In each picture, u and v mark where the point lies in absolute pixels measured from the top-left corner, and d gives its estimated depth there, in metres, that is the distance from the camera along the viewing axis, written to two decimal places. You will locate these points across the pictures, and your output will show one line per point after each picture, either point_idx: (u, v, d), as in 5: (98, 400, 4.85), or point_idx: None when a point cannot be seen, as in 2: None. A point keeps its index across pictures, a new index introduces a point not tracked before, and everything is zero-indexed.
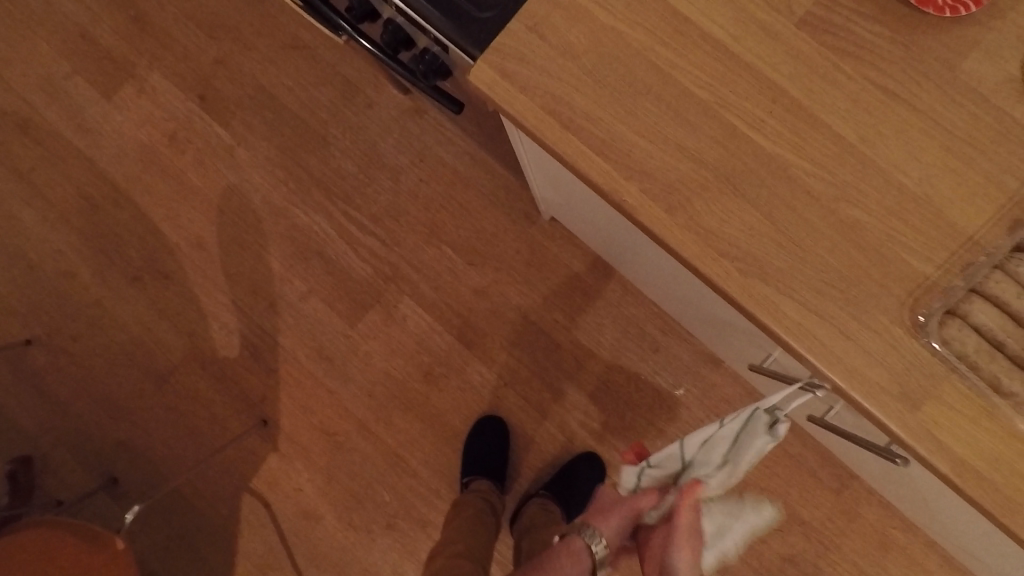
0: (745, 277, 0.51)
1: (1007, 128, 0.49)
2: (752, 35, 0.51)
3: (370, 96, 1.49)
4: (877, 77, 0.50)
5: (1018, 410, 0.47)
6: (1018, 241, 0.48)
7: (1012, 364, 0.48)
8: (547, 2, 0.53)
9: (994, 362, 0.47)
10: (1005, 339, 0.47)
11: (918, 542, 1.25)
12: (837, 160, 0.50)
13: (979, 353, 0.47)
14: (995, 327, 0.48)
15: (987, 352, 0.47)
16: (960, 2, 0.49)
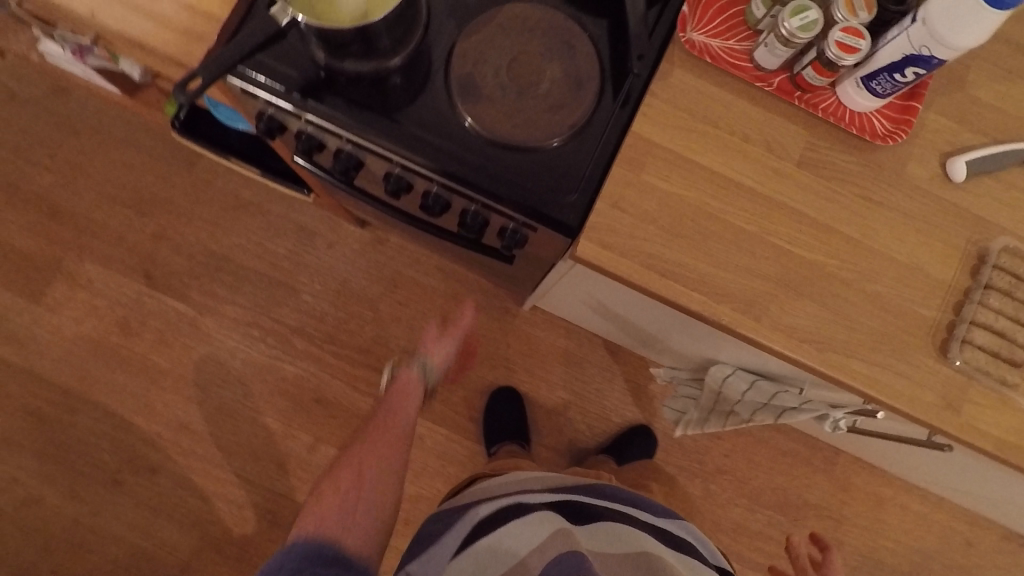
0: (822, 352, 0.68)
1: (948, 206, 0.70)
2: (770, 177, 0.70)
3: (329, 236, 1.53)
4: (857, 189, 0.70)
5: (1019, 394, 0.67)
6: (985, 281, 0.68)
7: (1009, 365, 0.67)
8: (620, 183, 0.68)
9: (998, 366, 0.67)
10: (999, 348, 0.67)
11: (899, 490, 1.51)
12: (854, 254, 0.69)
13: (988, 364, 0.66)
14: (991, 343, 0.67)
15: (992, 360, 0.67)
16: (893, 133, 0.71)
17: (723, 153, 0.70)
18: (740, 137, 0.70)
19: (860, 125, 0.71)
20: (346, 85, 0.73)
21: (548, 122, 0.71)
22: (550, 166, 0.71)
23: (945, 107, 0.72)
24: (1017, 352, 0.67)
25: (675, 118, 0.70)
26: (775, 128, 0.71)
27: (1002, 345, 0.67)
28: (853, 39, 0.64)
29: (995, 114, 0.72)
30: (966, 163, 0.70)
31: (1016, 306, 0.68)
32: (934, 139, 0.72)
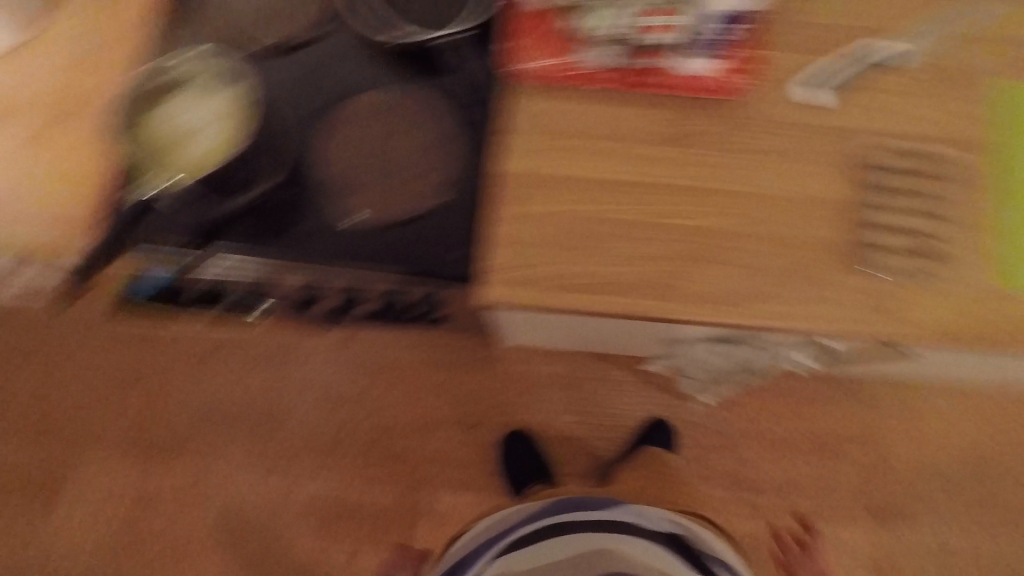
0: (739, 307, 0.69)
1: (809, 128, 0.72)
2: (635, 164, 0.72)
3: (299, 351, 1.54)
4: (721, 144, 0.72)
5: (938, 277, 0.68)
6: (868, 185, 0.70)
7: (920, 253, 0.69)
8: (497, 224, 0.70)
9: (907, 259, 0.69)
10: (903, 242, 0.69)
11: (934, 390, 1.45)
12: (742, 205, 0.70)
13: (894, 259, 0.69)
14: (894, 241, 0.69)
15: (900, 256, 0.69)
16: (737, 83, 0.72)
17: (584, 158, 0.71)
18: (594, 139, 0.72)
19: (705, 86, 0.72)
20: (233, 222, 0.77)
21: (428, 184, 0.79)
22: (432, 227, 0.77)
23: (775, 36, 0.74)
24: (921, 239, 0.69)
25: (533, 143, 0.71)
26: (629, 117, 0.72)
27: (904, 237, 0.69)
28: None
29: (828, 30, 0.74)
30: (799, 87, 0.72)
31: (905, 195, 0.70)
32: (776, 70, 0.73)
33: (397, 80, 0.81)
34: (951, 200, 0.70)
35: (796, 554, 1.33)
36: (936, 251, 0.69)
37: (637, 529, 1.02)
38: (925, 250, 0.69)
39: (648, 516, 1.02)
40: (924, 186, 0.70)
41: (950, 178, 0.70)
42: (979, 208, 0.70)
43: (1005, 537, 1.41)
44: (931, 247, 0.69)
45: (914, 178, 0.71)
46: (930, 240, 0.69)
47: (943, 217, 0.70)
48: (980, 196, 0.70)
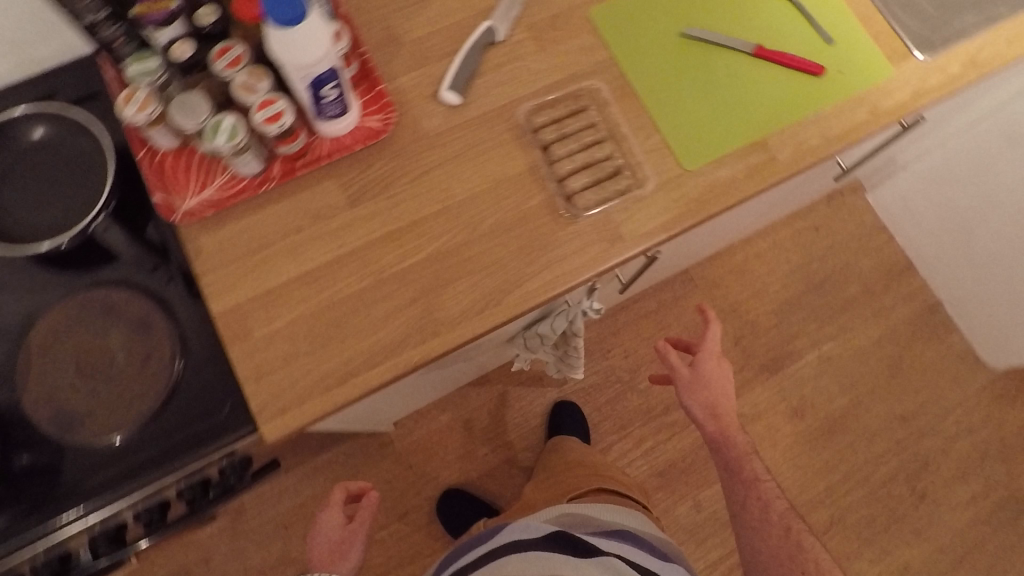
0: (501, 302, 0.71)
1: (472, 123, 0.76)
2: (344, 236, 0.72)
3: (193, 559, 1.39)
4: (407, 177, 0.74)
5: (638, 185, 0.74)
6: (541, 144, 0.74)
7: (613, 176, 0.74)
8: (246, 359, 0.68)
9: (607, 186, 0.73)
10: (595, 176, 0.73)
11: (746, 247, 1.62)
12: (452, 216, 0.73)
13: (596, 195, 0.72)
14: (587, 177, 0.73)
15: (600, 186, 0.73)
16: (386, 117, 0.75)
17: (295, 256, 0.71)
18: (295, 232, 0.72)
19: (361, 136, 0.74)
20: None
21: (155, 380, 0.68)
22: (185, 400, 0.68)
23: (402, 64, 0.78)
24: (607, 164, 0.74)
25: (237, 268, 0.71)
26: (311, 198, 0.73)
27: (595, 173, 0.73)
28: (272, 107, 0.66)
29: (441, 35, 0.79)
30: (450, 89, 0.76)
31: (576, 138, 0.74)
32: (418, 91, 0.77)
33: (73, 280, 0.71)
34: (612, 122, 0.76)
35: (690, 379, 0.94)
36: (624, 168, 0.74)
37: (523, 542, 0.90)
38: (614, 174, 0.74)
39: (529, 528, 0.92)
40: (585, 121, 0.75)
41: (599, 105, 0.77)
42: (634, 113, 0.77)
43: (864, 323, 1.58)
44: (618, 166, 0.74)
45: (574, 119, 0.75)
46: (615, 164, 0.74)
47: (615, 139, 0.75)
48: (629, 103, 0.78)
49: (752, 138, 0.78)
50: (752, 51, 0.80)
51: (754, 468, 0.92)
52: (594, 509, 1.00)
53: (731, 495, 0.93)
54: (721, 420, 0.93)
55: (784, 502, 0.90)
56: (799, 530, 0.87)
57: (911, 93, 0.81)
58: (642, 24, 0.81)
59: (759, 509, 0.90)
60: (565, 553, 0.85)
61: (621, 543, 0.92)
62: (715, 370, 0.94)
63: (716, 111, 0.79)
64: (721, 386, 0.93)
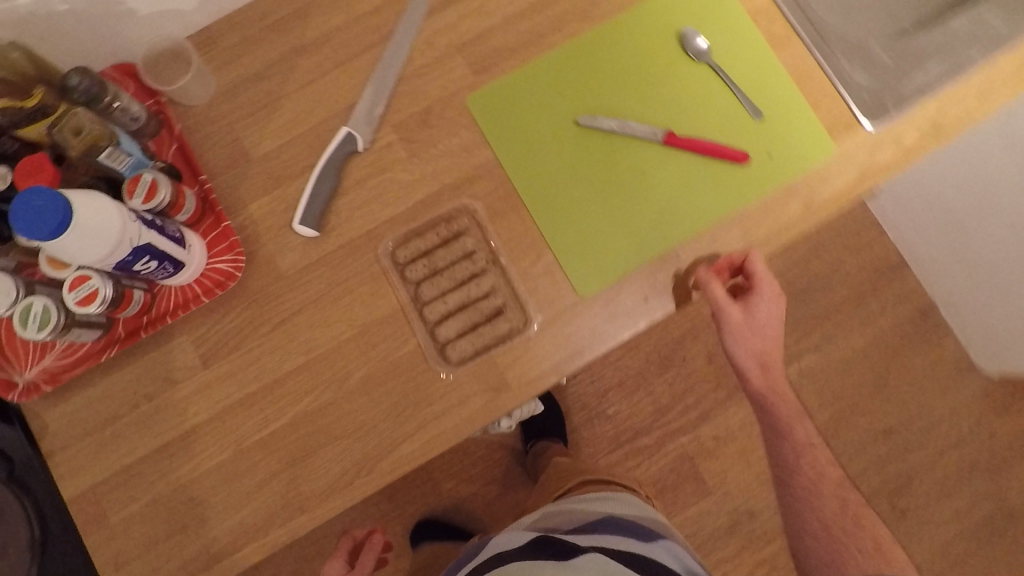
0: (374, 469, 0.64)
1: (333, 258, 0.67)
2: (198, 403, 0.66)
3: None
4: (264, 328, 0.66)
5: (524, 324, 0.65)
6: (411, 282, 0.67)
7: (493, 317, 0.66)
8: (107, 548, 0.64)
9: (485, 331, 0.66)
10: (471, 319, 0.67)
11: None
12: (317, 373, 0.65)
13: (473, 340, 0.66)
14: (461, 324, 0.66)
15: (477, 333, 0.66)
16: (234, 260, 0.66)
17: (149, 429, 0.65)
18: (146, 402, 0.66)
19: (207, 284, 0.66)
20: None
21: None
22: None
23: (251, 190, 0.68)
24: (485, 304, 0.67)
25: (87, 449, 0.65)
26: (160, 361, 0.66)
27: (472, 315, 0.67)
28: (84, 285, 0.58)
29: (291, 149, 0.68)
30: (302, 224, 0.66)
31: (448, 273, 0.67)
32: (270, 222, 0.67)
33: None
34: (492, 247, 0.67)
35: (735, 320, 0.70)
36: (507, 306, 0.66)
37: (502, 554, 0.82)
38: (494, 313, 0.67)
39: (509, 537, 0.85)
40: (458, 251, 0.67)
41: (477, 227, 0.68)
42: (518, 233, 0.67)
43: (849, 331, 1.47)
44: (499, 304, 0.66)
45: (445, 249, 0.67)
46: (494, 301, 0.66)
47: (494, 269, 0.67)
48: (515, 219, 0.67)
49: (663, 250, 0.67)
50: (662, 139, 0.67)
51: (807, 431, 0.75)
52: (585, 502, 0.90)
53: (776, 453, 0.77)
54: (765, 368, 0.73)
55: (838, 466, 0.75)
56: (857, 503, 0.73)
57: (856, 174, 0.68)
58: (527, 115, 0.69)
59: (811, 477, 0.74)
60: (542, 560, 0.75)
61: (607, 533, 0.80)
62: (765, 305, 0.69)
63: (619, 218, 0.67)
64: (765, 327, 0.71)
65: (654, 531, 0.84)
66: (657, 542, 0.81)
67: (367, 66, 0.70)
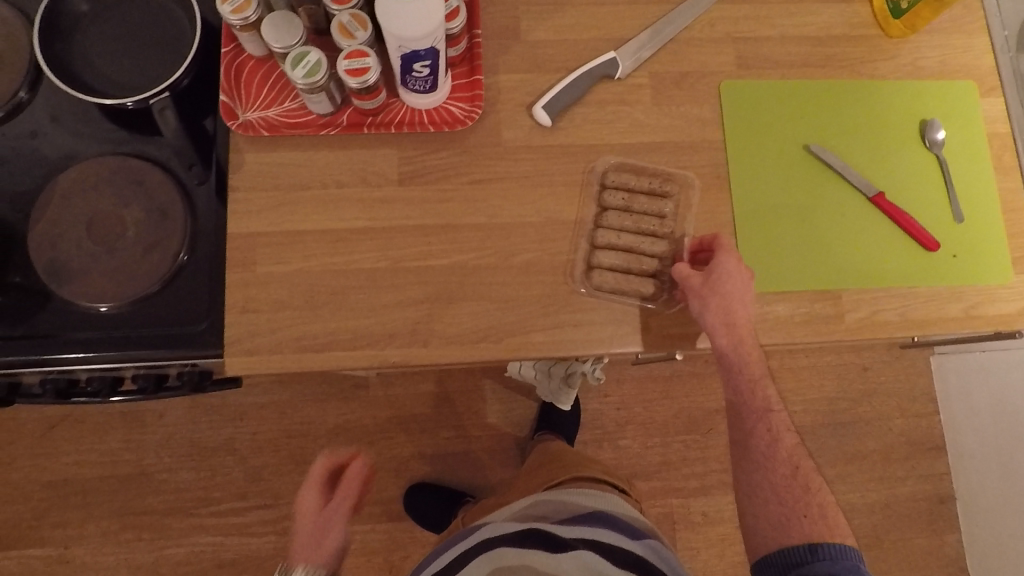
0: (501, 340, 0.67)
1: (551, 152, 0.72)
2: (379, 209, 0.69)
3: (155, 407, 1.45)
4: (466, 177, 0.70)
5: (662, 298, 0.70)
6: (600, 206, 0.71)
7: (644, 276, 0.70)
8: (240, 288, 0.67)
9: (631, 282, 0.69)
10: (628, 265, 0.70)
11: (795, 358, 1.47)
12: (490, 237, 0.69)
13: (617, 281, 0.69)
14: (618, 262, 0.69)
15: (624, 278, 0.69)
16: (471, 110, 0.71)
17: (328, 208, 0.69)
18: (335, 186, 0.70)
19: (439, 119, 0.70)
20: None
21: (153, 264, 0.68)
22: (169, 299, 0.68)
23: (511, 62, 0.73)
24: (646, 262, 0.70)
25: (267, 200, 0.69)
26: (365, 161, 0.70)
27: (632, 263, 0.70)
28: (360, 61, 0.63)
29: (560, 49, 0.74)
30: (543, 108, 0.71)
31: (637, 219, 0.71)
32: (515, 97, 0.72)
33: (118, 143, 0.71)
34: (679, 224, 0.71)
35: (698, 285, 0.66)
36: (660, 275, 0.70)
37: (490, 541, 0.78)
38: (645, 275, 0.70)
39: (499, 525, 0.81)
40: (657, 208, 0.71)
41: (681, 202, 0.72)
42: (714, 211, 0.72)
43: (867, 485, 1.44)
44: (655, 270, 0.70)
45: (647, 199, 0.71)
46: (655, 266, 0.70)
47: (672, 243, 0.71)
48: (716, 200, 0.72)
49: (828, 288, 0.71)
50: (871, 196, 0.72)
51: (766, 396, 0.69)
52: (577, 496, 0.87)
53: (734, 418, 0.71)
54: (734, 334, 0.65)
55: (794, 434, 0.69)
56: (807, 471, 0.68)
57: (1020, 310, 0.72)
58: (767, 120, 0.74)
59: (765, 440, 0.69)
60: (529, 548, 0.72)
61: (599, 527, 0.77)
62: (723, 248, 0.66)
63: (803, 243, 0.72)
64: (741, 291, 0.65)
65: (644, 530, 0.80)
66: (646, 541, 0.77)
67: (650, 16, 0.76)
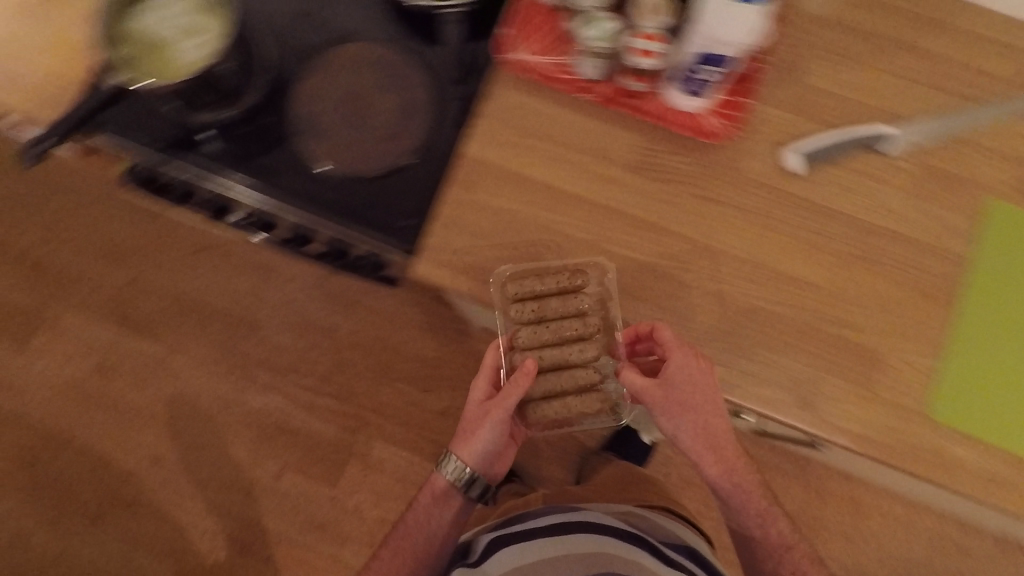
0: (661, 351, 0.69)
1: (785, 200, 0.70)
2: (602, 186, 0.71)
3: (287, 271, 1.58)
4: (694, 190, 0.70)
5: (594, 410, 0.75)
6: (526, 335, 0.74)
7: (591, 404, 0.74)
8: (453, 205, 0.70)
9: (568, 402, 0.74)
10: (571, 395, 0.74)
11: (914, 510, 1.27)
12: (697, 255, 0.69)
13: (560, 409, 0.74)
14: (548, 385, 0.73)
15: (564, 406, 0.74)
16: (725, 129, 0.70)
17: (558, 167, 0.71)
18: (571, 148, 0.71)
19: (691, 125, 0.70)
20: (219, 140, 0.75)
21: (385, 153, 0.73)
22: (386, 189, 0.74)
23: (786, 99, 0.71)
24: (579, 371, 0.74)
25: (509, 138, 0.72)
26: (609, 138, 0.71)
27: (566, 385, 0.74)
28: (652, 42, 0.64)
29: (835, 104, 0.71)
30: (796, 154, 0.69)
31: (554, 329, 0.75)
32: (774, 133, 0.71)
33: (397, 34, 0.76)
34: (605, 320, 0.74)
35: (658, 398, 0.69)
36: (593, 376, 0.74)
37: (604, 528, 0.81)
38: (585, 389, 0.75)
39: (608, 517, 0.84)
40: (572, 305, 0.73)
41: (600, 288, 0.71)
42: (926, 324, 0.68)
43: None
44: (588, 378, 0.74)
45: (559, 300, 0.74)
46: (589, 381, 0.74)
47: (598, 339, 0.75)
48: (933, 314, 0.68)
49: (1012, 453, 0.65)
50: None
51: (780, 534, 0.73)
52: (661, 519, 0.92)
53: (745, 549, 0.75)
54: (721, 458, 0.70)
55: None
56: None
57: None
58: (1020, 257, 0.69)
59: None
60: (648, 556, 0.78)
61: (693, 563, 0.84)
62: (666, 345, 0.66)
63: (1008, 397, 0.67)
64: (704, 394, 0.66)
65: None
66: None
67: (943, 105, 0.71)
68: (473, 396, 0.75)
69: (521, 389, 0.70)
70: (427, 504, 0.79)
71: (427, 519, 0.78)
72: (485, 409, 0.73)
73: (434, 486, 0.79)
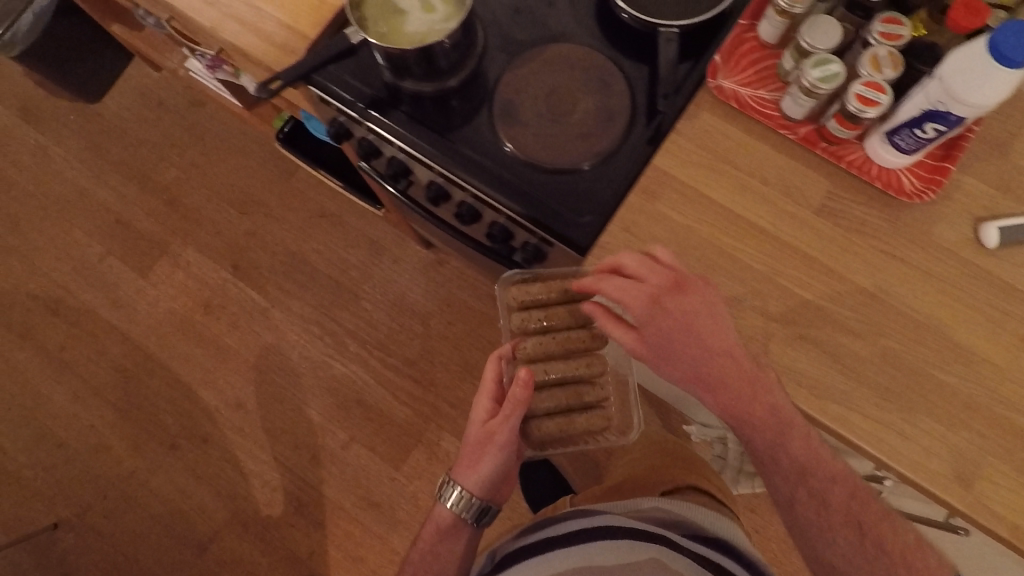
0: (820, 399, 0.67)
1: (974, 272, 0.68)
2: (785, 222, 0.71)
3: (396, 253, 1.64)
4: (879, 244, 0.70)
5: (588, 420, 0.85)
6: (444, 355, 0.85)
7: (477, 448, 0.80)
8: (630, 210, 0.74)
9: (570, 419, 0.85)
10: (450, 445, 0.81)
11: None
12: (872, 308, 0.68)
13: (564, 424, 0.84)
14: (554, 399, 0.83)
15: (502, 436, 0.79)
16: (922, 191, 0.70)
17: (744, 195, 0.72)
18: (760, 180, 0.72)
19: (886, 181, 0.71)
20: (422, 109, 0.80)
21: (575, 149, 0.76)
22: (570, 185, 0.75)
23: (991, 174, 0.70)
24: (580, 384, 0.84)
25: (699, 158, 0.73)
26: (799, 178, 0.72)
27: (571, 402, 0.84)
28: (873, 93, 0.65)
29: None
30: (998, 229, 0.67)
31: (560, 342, 0.83)
32: (972, 205, 0.70)
33: (608, 44, 0.80)
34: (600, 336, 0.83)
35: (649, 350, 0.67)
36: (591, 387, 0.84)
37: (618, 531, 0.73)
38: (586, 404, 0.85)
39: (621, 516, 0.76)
40: (576, 320, 0.82)
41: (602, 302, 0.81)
42: None
43: None
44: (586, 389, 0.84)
45: (565, 312, 0.82)
46: (594, 398, 0.85)
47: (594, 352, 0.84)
48: None
49: None
50: None
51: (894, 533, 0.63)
52: (688, 502, 0.82)
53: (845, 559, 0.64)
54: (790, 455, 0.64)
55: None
56: None
57: None
58: None
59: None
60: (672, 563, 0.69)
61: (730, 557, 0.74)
62: (621, 288, 0.66)
63: None
64: (681, 334, 0.65)
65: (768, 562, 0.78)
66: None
67: None
68: (476, 418, 0.81)
69: (519, 410, 0.77)
70: (432, 540, 0.83)
71: (442, 549, 0.82)
72: (487, 431, 0.79)
73: (438, 518, 0.82)
